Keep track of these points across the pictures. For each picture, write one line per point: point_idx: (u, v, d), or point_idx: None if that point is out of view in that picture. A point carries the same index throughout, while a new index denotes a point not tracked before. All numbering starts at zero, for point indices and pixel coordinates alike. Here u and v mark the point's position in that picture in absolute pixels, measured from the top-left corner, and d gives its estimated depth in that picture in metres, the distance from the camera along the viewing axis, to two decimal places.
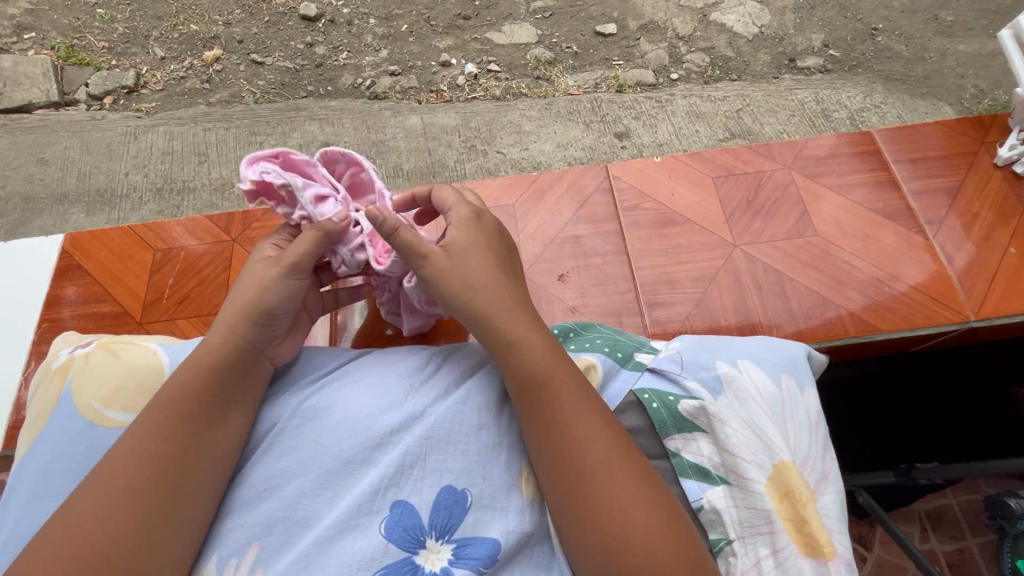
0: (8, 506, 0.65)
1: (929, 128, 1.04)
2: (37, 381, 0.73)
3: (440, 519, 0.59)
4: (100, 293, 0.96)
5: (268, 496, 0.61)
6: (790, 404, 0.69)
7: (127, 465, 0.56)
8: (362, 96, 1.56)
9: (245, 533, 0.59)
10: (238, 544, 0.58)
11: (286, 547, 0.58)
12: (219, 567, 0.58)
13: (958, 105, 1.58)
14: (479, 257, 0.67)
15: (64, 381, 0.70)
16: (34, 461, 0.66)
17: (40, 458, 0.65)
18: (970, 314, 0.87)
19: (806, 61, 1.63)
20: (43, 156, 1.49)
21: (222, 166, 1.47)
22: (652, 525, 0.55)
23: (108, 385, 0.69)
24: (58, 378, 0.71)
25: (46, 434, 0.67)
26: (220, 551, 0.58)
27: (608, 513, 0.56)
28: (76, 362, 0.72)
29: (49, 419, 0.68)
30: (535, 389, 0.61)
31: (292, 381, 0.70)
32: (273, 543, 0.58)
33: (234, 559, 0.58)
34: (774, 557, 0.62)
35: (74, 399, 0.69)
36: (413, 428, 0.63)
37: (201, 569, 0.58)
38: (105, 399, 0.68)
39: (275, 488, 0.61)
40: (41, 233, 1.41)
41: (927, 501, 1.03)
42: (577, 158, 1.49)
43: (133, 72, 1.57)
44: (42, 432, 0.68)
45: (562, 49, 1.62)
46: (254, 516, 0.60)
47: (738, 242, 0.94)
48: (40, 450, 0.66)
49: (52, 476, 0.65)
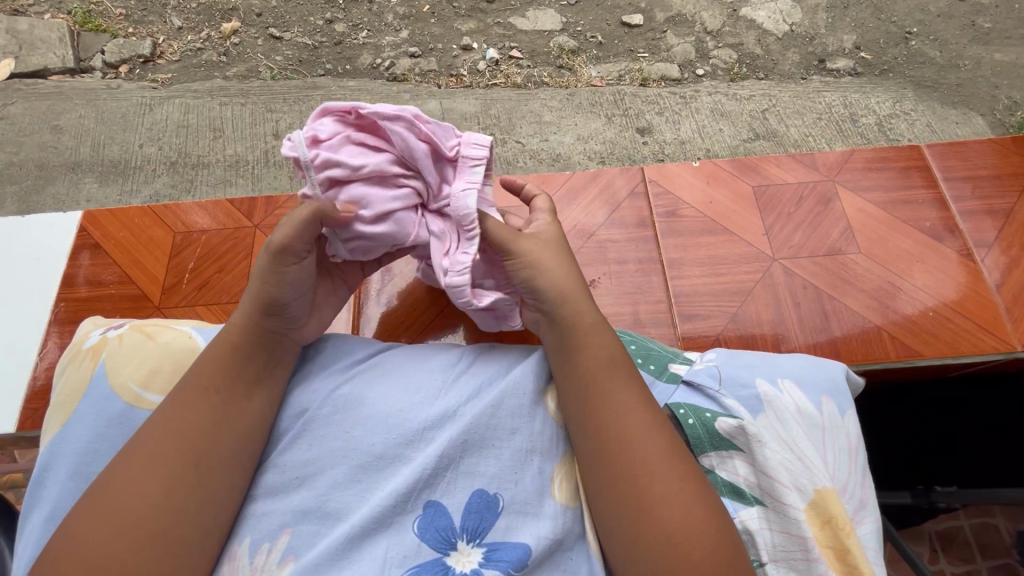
0: (42, 487, 0.64)
1: (981, 146, 1.04)
2: (65, 362, 0.71)
3: (472, 522, 0.59)
4: (119, 274, 0.95)
5: (303, 483, 0.61)
6: (830, 429, 0.69)
7: (159, 442, 0.58)
8: (380, 77, 1.52)
9: (280, 518, 0.59)
10: (272, 528, 0.59)
11: (320, 535, 0.59)
12: (251, 551, 0.58)
13: (990, 116, 1.53)
14: (561, 266, 0.70)
15: (97, 362, 0.69)
16: (69, 443, 0.65)
17: (78, 439, 0.64)
18: (1016, 344, 0.88)
19: (836, 63, 1.57)
20: (57, 123, 1.46)
21: (237, 142, 1.44)
22: (697, 527, 0.56)
23: (145, 366, 0.69)
24: (91, 359, 0.69)
25: (82, 414, 0.66)
26: (253, 535, 0.59)
27: (650, 521, 0.56)
28: (109, 343, 0.70)
29: (83, 399, 0.67)
30: (590, 390, 0.63)
31: (323, 368, 0.69)
32: (306, 531, 0.59)
33: (266, 543, 0.58)
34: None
35: (109, 379, 0.68)
36: (447, 426, 0.62)
37: (232, 551, 0.58)
38: (146, 381, 0.68)
39: (309, 476, 0.61)
40: (54, 202, 1.39)
41: (939, 522, 0.97)
42: (597, 152, 1.45)
43: (150, 41, 1.53)
44: (74, 413, 0.66)
45: (586, 38, 1.57)
46: (289, 502, 0.60)
47: (777, 256, 0.95)
48: (77, 432, 0.65)
49: (94, 457, 0.64)
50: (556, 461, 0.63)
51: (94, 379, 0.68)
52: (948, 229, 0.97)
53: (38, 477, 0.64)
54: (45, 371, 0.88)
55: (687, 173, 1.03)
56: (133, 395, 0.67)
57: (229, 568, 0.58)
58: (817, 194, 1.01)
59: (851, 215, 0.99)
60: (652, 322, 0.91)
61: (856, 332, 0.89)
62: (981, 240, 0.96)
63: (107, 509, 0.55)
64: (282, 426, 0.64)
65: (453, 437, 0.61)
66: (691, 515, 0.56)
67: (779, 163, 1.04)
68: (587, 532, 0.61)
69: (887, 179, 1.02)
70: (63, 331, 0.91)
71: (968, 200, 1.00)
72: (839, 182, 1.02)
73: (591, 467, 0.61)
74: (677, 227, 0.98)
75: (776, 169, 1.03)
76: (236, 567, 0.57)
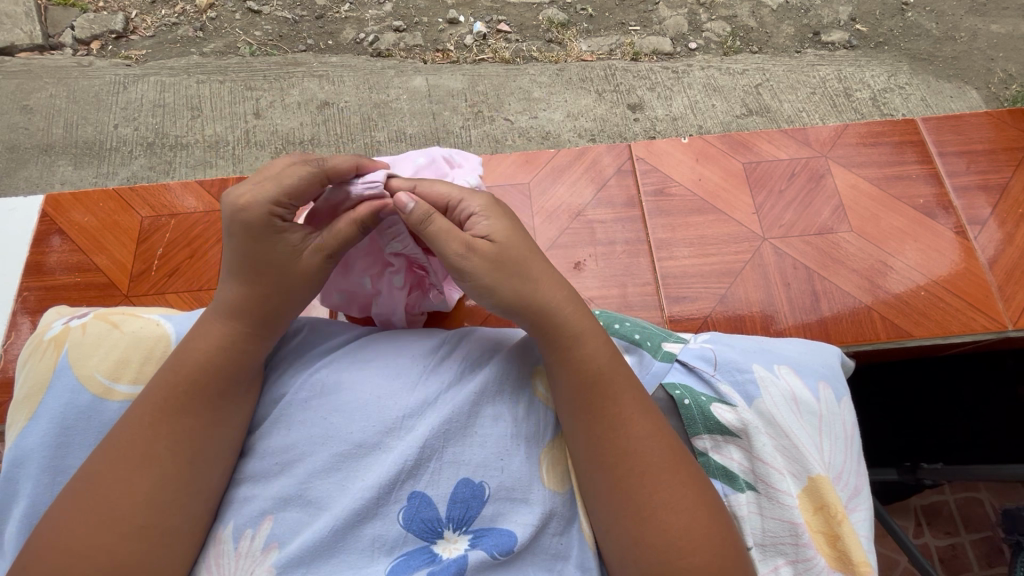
0: (14, 482, 0.61)
1: (977, 121, 1.02)
2: (27, 354, 0.68)
3: (458, 512, 0.57)
4: (85, 261, 0.91)
5: (282, 470, 0.59)
6: (827, 417, 0.67)
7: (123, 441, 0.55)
8: (364, 53, 1.46)
9: (262, 505, 0.58)
10: (254, 515, 0.57)
11: (305, 522, 0.57)
12: (235, 536, 0.57)
13: (985, 90, 1.50)
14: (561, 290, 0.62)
15: (60, 352, 0.66)
16: (36, 436, 0.62)
17: (39, 437, 0.62)
18: (1007, 323, 0.87)
19: (831, 36, 1.53)
20: (27, 103, 1.39)
21: (216, 122, 1.39)
22: (701, 529, 0.55)
23: (111, 357, 0.66)
24: (54, 349, 0.66)
25: (47, 406, 0.63)
26: (236, 519, 0.57)
27: (651, 519, 0.55)
28: (72, 332, 0.67)
29: (45, 392, 0.64)
30: (591, 394, 0.58)
31: (299, 356, 0.66)
32: (290, 518, 0.57)
33: (249, 529, 0.57)
34: (792, 567, 0.63)
35: (74, 370, 0.65)
36: (426, 413, 0.60)
37: (217, 536, 0.57)
38: (115, 371, 0.65)
39: (289, 462, 0.59)
40: (26, 185, 1.34)
41: (924, 496, 0.97)
42: (587, 129, 1.42)
43: (122, 15, 1.45)
44: (39, 407, 0.63)
45: (576, 11, 1.51)
46: (269, 490, 0.58)
47: (767, 235, 0.93)
48: (42, 426, 0.62)
49: (66, 450, 0.62)
50: (543, 444, 0.61)
51: (57, 369, 0.65)
52: (942, 207, 0.95)
53: (8, 473, 0.61)
54: (14, 362, 0.85)
55: (677, 151, 1.00)
56: (102, 387, 0.64)
57: (213, 552, 0.56)
58: (808, 170, 0.98)
59: (844, 191, 0.96)
60: (639, 304, 0.89)
61: (846, 313, 0.88)
62: (975, 217, 0.94)
63: (82, 520, 0.52)
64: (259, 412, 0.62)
65: (435, 425, 0.59)
66: (692, 505, 0.56)
67: (770, 139, 1.01)
68: (579, 519, 0.60)
69: (881, 155, 0.99)
70: (31, 320, 0.88)
71: (962, 175, 0.97)
72: (832, 158, 0.99)
73: (597, 472, 0.57)
74: (666, 206, 0.95)
75: (768, 145, 1.00)
76: (221, 552, 0.56)
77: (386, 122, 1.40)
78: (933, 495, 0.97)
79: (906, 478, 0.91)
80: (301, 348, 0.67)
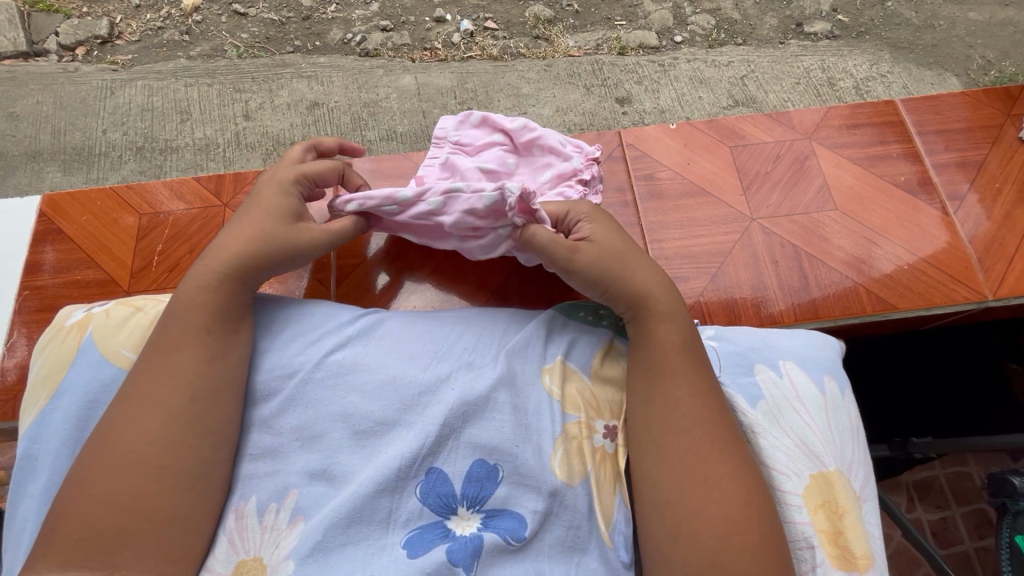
0: (34, 459, 0.62)
1: (954, 100, 1.04)
2: (48, 338, 0.70)
3: (472, 490, 0.59)
4: (83, 260, 0.91)
5: (303, 446, 0.61)
6: (833, 408, 0.70)
7: (137, 417, 0.55)
8: (352, 53, 1.47)
9: (285, 480, 0.59)
10: (277, 489, 0.59)
11: (330, 496, 0.58)
12: (259, 510, 0.58)
13: (964, 76, 1.53)
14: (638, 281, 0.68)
15: (84, 334, 0.68)
16: (60, 412, 0.63)
17: (60, 415, 0.63)
18: (988, 293, 0.90)
19: (814, 26, 1.56)
20: (14, 110, 1.39)
21: (205, 124, 1.39)
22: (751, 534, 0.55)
23: (137, 334, 0.68)
24: (77, 332, 0.68)
25: (72, 381, 0.64)
26: (258, 495, 0.58)
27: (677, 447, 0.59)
28: (95, 316, 0.69)
29: (70, 369, 0.66)
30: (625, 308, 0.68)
31: (309, 332, 0.68)
32: (315, 492, 0.58)
33: (273, 504, 0.58)
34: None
35: (99, 347, 0.67)
36: (440, 390, 0.63)
37: (230, 512, 0.58)
38: (139, 345, 0.67)
39: (312, 438, 0.61)
40: (15, 192, 1.33)
41: (915, 471, 1.00)
42: (576, 123, 1.43)
43: (106, 20, 1.45)
44: (64, 383, 0.65)
45: (562, 7, 1.53)
46: (292, 465, 0.60)
47: (755, 216, 0.95)
48: (68, 399, 0.64)
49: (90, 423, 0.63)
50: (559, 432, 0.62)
51: (81, 349, 0.67)
52: (923, 184, 0.98)
53: (27, 451, 0.62)
54: (13, 365, 0.85)
55: (665, 137, 1.02)
56: (128, 360, 0.66)
57: (235, 526, 0.57)
58: (793, 153, 1.00)
59: (828, 172, 0.99)
60: None
61: (834, 292, 0.90)
62: (954, 193, 0.97)
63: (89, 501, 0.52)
64: (268, 390, 0.63)
65: (452, 407, 0.61)
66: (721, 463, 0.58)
67: (755, 123, 1.03)
68: (596, 514, 0.60)
69: (863, 136, 1.02)
70: (30, 322, 0.88)
71: (941, 153, 1.00)
72: (816, 140, 1.02)
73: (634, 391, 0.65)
74: (656, 190, 0.97)
75: (753, 129, 1.03)
76: (243, 526, 0.57)
77: (376, 121, 1.41)
78: (923, 470, 1.00)
79: (897, 453, 0.92)
80: (310, 324, 0.69)
